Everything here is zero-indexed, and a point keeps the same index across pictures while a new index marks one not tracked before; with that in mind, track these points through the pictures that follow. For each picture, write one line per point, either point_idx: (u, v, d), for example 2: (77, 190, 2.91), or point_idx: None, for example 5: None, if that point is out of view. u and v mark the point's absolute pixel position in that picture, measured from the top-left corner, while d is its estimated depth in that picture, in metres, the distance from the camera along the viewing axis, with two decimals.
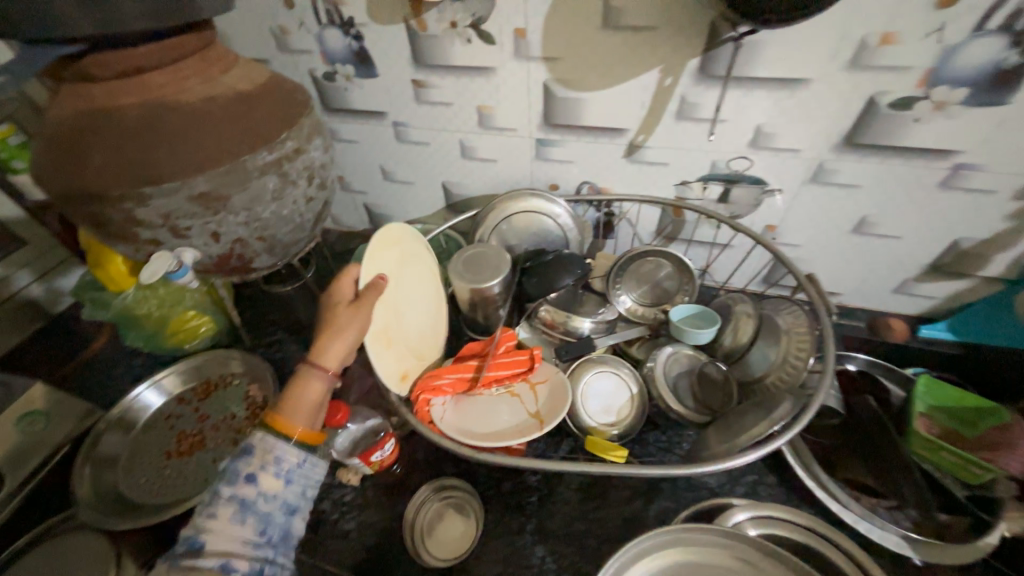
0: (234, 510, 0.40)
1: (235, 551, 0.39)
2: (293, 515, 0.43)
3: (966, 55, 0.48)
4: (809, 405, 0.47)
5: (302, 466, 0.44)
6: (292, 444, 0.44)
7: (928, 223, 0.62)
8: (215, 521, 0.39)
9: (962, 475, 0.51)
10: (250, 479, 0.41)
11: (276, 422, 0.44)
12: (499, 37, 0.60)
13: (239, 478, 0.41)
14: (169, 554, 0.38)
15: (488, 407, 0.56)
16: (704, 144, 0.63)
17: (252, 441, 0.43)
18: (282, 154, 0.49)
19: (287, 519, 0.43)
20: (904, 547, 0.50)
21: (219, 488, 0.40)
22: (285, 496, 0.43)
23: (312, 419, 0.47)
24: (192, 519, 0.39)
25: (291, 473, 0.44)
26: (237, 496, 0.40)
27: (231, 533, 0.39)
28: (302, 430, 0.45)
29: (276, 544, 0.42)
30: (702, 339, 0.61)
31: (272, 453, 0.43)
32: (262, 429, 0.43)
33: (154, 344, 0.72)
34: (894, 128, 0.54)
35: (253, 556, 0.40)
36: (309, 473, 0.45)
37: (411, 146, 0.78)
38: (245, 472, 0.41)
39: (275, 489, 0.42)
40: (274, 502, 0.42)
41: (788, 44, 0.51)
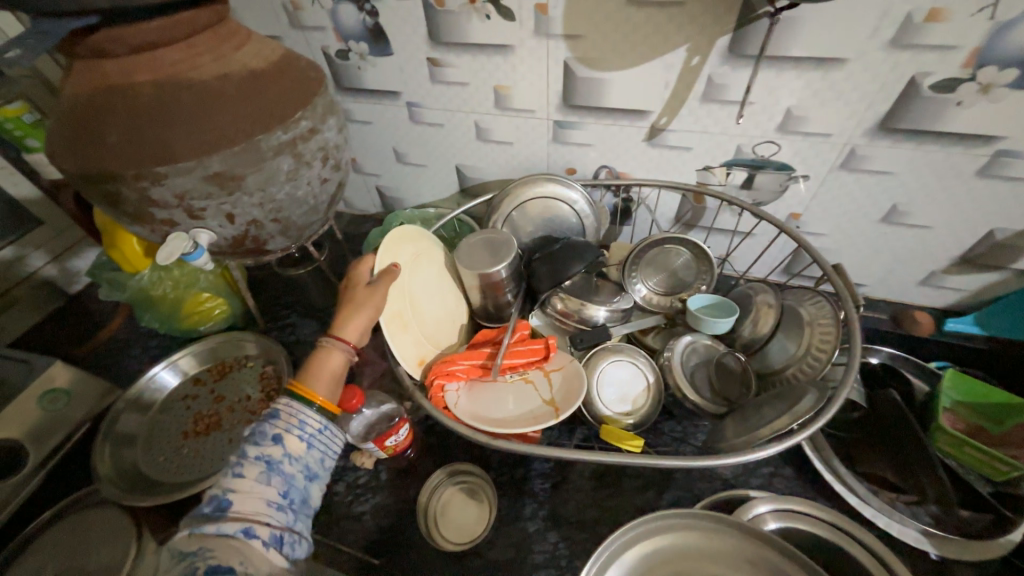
0: (259, 469, 0.38)
1: (259, 512, 0.36)
2: (314, 482, 0.41)
3: (1018, 33, 0.45)
4: (833, 400, 0.46)
5: (323, 433, 0.43)
6: (314, 409, 0.43)
7: (962, 213, 0.60)
8: (240, 482, 0.37)
9: (987, 471, 0.51)
10: (276, 440, 0.40)
11: (298, 388, 0.44)
12: (519, 13, 0.57)
13: (266, 440, 0.40)
14: (192, 516, 0.36)
15: (502, 393, 0.56)
16: (730, 128, 0.60)
17: (276, 408, 0.43)
18: (297, 135, 0.48)
19: (308, 486, 0.41)
20: (924, 542, 0.49)
21: (245, 449, 0.39)
22: (308, 461, 0.41)
23: (333, 390, 0.46)
24: (217, 481, 0.38)
25: (314, 438, 0.42)
26: (263, 456, 0.39)
27: (256, 492, 0.37)
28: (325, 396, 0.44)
29: (298, 511, 0.39)
30: (719, 329, 0.60)
31: (295, 417, 0.42)
32: (287, 395, 0.43)
33: (169, 326, 0.72)
34: (934, 112, 0.51)
35: (275, 521, 0.37)
36: (330, 442, 0.44)
37: (425, 128, 0.77)
38: (271, 433, 0.41)
39: (299, 452, 0.41)
40: (297, 465, 0.40)
41: (826, 21, 0.48)
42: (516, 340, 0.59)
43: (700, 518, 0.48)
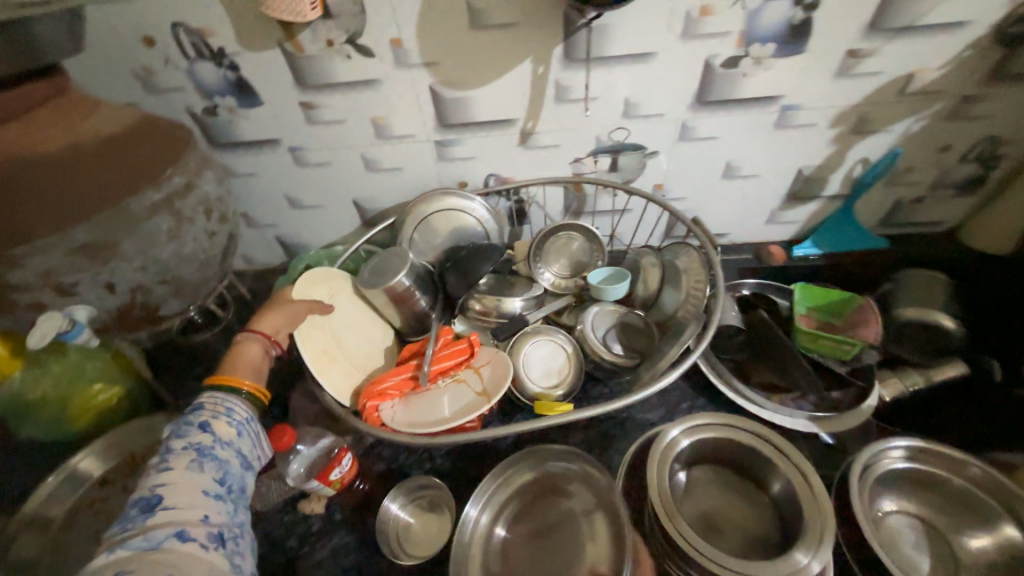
0: (190, 458, 0.41)
1: (197, 498, 0.39)
2: (246, 469, 0.45)
3: (766, 16, 0.58)
4: (709, 322, 0.55)
5: (250, 422, 0.48)
6: (241, 397, 0.48)
7: (776, 159, 0.74)
8: (172, 473, 0.40)
9: (839, 354, 0.62)
10: (203, 430, 0.44)
11: (222, 378, 0.48)
12: (377, 49, 0.62)
13: (192, 432, 0.43)
14: (122, 519, 0.37)
15: (435, 397, 0.58)
16: (585, 122, 0.70)
17: (200, 401, 0.47)
18: (170, 192, 0.48)
19: (241, 472, 0.44)
20: (812, 427, 0.59)
21: (172, 444, 0.42)
22: (239, 448, 0.45)
23: (257, 377, 0.51)
24: (144, 482, 0.39)
25: (241, 426, 0.47)
26: (192, 447, 0.42)
27: (191, 480, 0.40)
28: (251, 383, 0.49)
29: (235, 495, 0.42)
30: (619, 293, 0.68)
31: (222, 407, 0.47)
32: (210, 387, 0.47)
33: (53, 431, 0.63)
34: (731, 83, 0.64)
35: (214, 505, 0.40)
36: (256, 432, 0.48)
37: (312, 169, 0.78)
38: (198, 424, 0.44)
39: (228, 439, 0.45)
40: (230, 451, 0.44)
41: (631, 25, 0.59)
42: (442, 346, 0.62)
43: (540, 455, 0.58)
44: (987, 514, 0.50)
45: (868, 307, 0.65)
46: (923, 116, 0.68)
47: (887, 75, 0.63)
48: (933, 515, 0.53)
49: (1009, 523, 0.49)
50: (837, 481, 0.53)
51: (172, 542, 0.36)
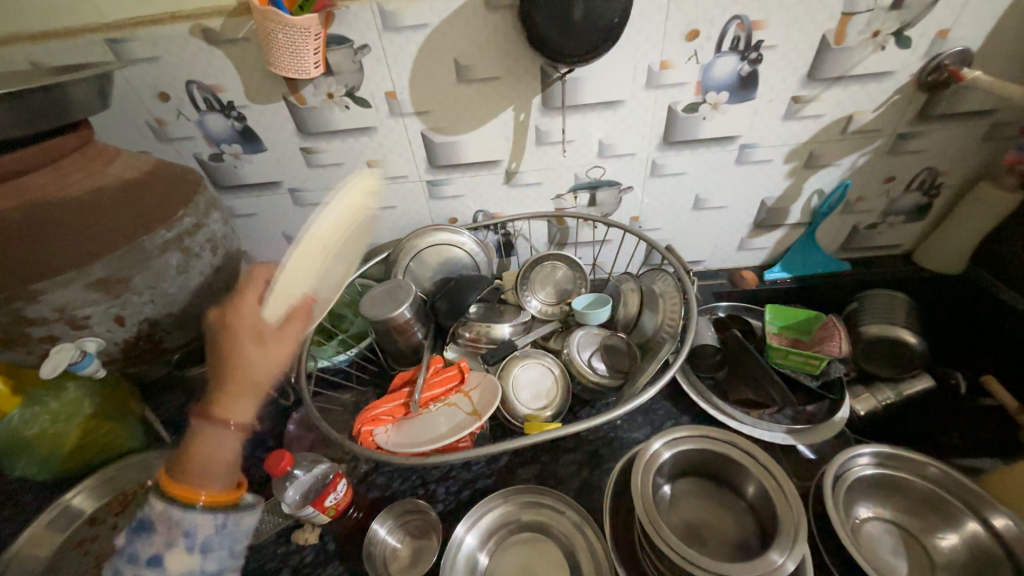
0: None
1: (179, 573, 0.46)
2: None
3: (718, 69, 0.66)
4: (686, 339, 0.59)
5: (219, 531, 0.49)
6: (198, 511, 0.48)
7: (740, 192, 0.81)
8: None
9: (809, 369, 0.66)
10: (151, 562, 0.46)
11: (184, 492, 0.48)
12: (373, 100, 0.69)
13: (146, 559, 0.46)
14: None
15: (425, 420, 0.60)
16: (564, 161, 0.76)
17: (150, 512, 0.48)
18: (180, 230, 0.52)
19: None
20: (790, 440, 0.62)
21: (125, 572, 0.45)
22: (202, 567, 0.48)
23: (218, 482, 0.51)
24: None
25: (206, 542, 0.48)
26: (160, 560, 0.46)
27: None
28: (210, 495, 0.49)
29: None
30: (601, 317, 0.72)
31: (180, 529, 0.47)
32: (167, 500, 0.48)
33: (51, 465, 0.65)
34: (692, 125, 0.72)
35: None
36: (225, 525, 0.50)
37: (311, 208, 0.83)
38: (149, 553, 0.46)
39: (185, 565, 0.47)
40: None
41: (599, 78, 0.66)
42: (432, 373, 0.65)
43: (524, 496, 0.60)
44: (953, 513, 0.53)
45: (833, 326, 0.69)
46: (866, 151, 0.76)
47: (829, 117, 0.71)
48: (908, 516, 0.56)
49: (973, 518, 0.52)
50: (813, 492, 0.55)
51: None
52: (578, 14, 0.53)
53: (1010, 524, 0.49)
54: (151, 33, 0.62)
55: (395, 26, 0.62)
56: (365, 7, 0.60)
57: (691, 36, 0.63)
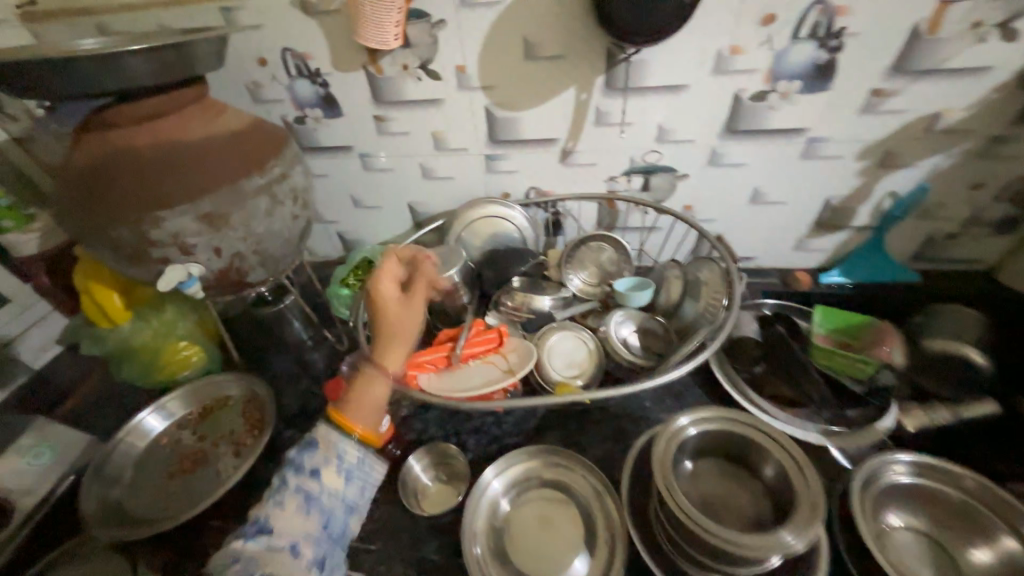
0: (302, 502, 0.52)
1: (298, 525, 0.51)
2: (351, 514, 0.55)
3: (792, 57, 0.64)
4: (723, 327, 0.60)
5: (360, 465, 0.57)
6: (352, 438, 0.57)
7: (803, 188, 0.78)
8: (283, 508, 0.51)
9: (852, 373, 0.65)
10: (313, 475, 0.54)
11: (342, 420, 0.57)
12: (444, 74, 0.73)
13: (306, 477, 0.53)
14: (241, 531, 0.50)
15: (463, 374, 0.65)
16: (621, 144, 0.77)
17: (317, 435, 0.57)
18: (271, 177, 0.60)
19: (346, 519, 0.55)
20: (823, 439, 0.61)
21: (291, 476, 0.53)
22: (347, 495, 0.55)
23: (370, 420, 0.59)
24: (263, 508, 0.52)
25: (349, 472, 0.56)
26: (301, 493, 0.52)
27: (294, 522, 0.50)
28: (362, 430, 0.57)
29: (335, 539, 0.53)
30: (641, 300, 0.74)
31: (333, 447, 0.56)
32: (327, 425, 0.57)
33: (147, 376, 0.78)
34: (758, 115, 0.70)
35: (314, 550, 0.50)
36: (365, 470, 0.57)
37: (378, 174, 0.89)
38: (311, 462, 0.54)
39: (338, 487, 0.55)
40: (336, 500, 0.54)
41: (665, 61, 0.67)
42: (474, 333, 0.70)
43: (552, 458, 0.63)
44: (989, 527, 0.53)
45: (886, 336, 0.66)
46: (953, 153, 0.70)
47: (913, 113, 0.67)
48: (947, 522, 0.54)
49: (1007, 531, 0.52)
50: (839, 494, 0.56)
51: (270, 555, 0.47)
52: None
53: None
54: (259, 3, 0.69)
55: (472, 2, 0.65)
56: None
57: (767, 20, 0.61)
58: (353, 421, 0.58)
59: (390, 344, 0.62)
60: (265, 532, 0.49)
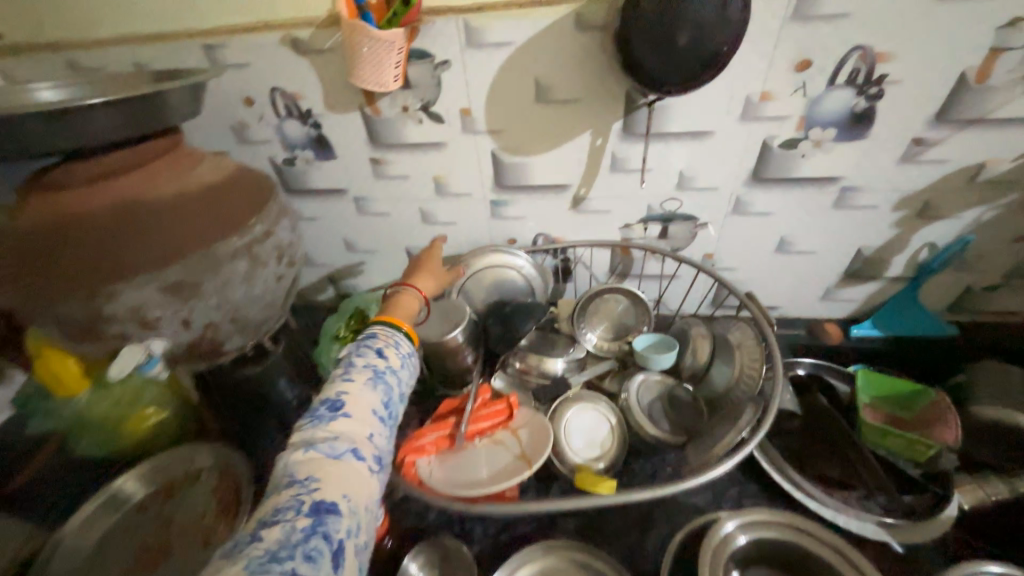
0: (367, 377, 0.47)
1: (366, 420, 0.44)
2: (403, 402, 0.49)
3: (827, 103, 0.59)
4: (768, 408, 0.52)
5: (412, 354, 0.53)
6: (404, 334, 0.54)
7: (833, 238, 0.73)
8: (351, 388, 0.45)
9: (912, 454, 0.57)
10: (377, 356, 0.49)
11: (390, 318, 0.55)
12: (447, 116, 0.67)
13: (370, 354, 0.49)
14: (309, 424, 0.43)
15: (468, 458, 0.57)
16: (638, 192, 0.71)
17: (374, 330, 0.53)
18: (251, 238, 0.52)
19: (400, 405, 0.49)
20: (882, 533, 0.53)
21: (355, 362, 0.48)
22: (401, 378, 0.50)
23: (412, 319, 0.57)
24: (331, 389, 0.46)
25: (405, 357, 0.52)
26: (368, 369, 0.47)
27: (363, 399, 0.45)
28: (408, 326, 0.55)
29: (392, 424, 0.47)
30: (665, 363, 0.67)
31: (391, 338, 0.52)
32: (380, 323, 0.54)
33: (109, 448, 0.68)
34: (788, 163, 0.65)
35: (377, 428, 0.45)
36: (413, 365, 0.53)
37: (373, 218, 0.83)
38: (375, 346, 0.50)
39: (397, 368, 0.50)
40: (396, 380, 0.49)
41: (689, 107, 0.61)
42: (480, 404, 0.62)
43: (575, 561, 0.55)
44: None
45: (944, 410, 0.59)
46: (995, 204, 0.65)
47: (955, 163, 0.62)
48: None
49: None
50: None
51: (341, 467, 0.40)
52: (683, 39, 0.49)
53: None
54: (245, 41, 0.63)
55: (479, 43, 0.60)
56: (451, 21, 0.58)
57: (801, 66, 0.56)
58: (399, 318, 0.56)
59: (418, 274, 0.67)
60: (332, 424, 0.43)
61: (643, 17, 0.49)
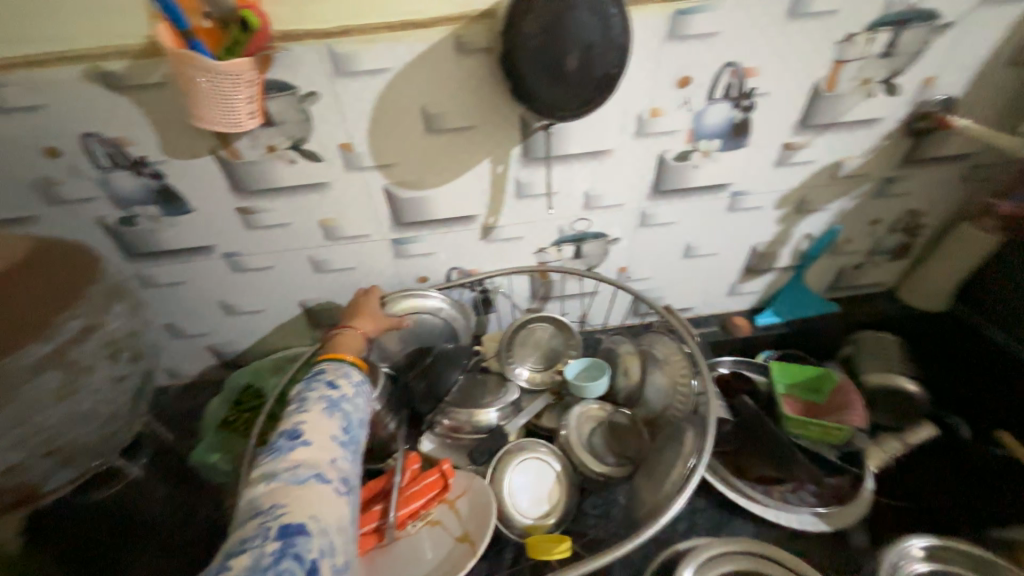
0: (324, 403, 0.42)
1: (329, 443, 0.39)
2: (366, 427, 0.45)
3: (710, 117, 0.61)
4: (708, 427, 0.51)
5: (367, 380, 0.49)
6: (354, 363, 0.49)
7: (731, 239, 0.77)
8: (308, 413, 0.41)
9: (829, 439, 0.61)
10: (332, 382, 0.45)
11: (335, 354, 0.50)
12: (325, 153, 0.58)
13: (323, 382, 0.45)
14: (266, 457, 0.37)
15: (407, 547, 0.51)
16: (548, 216, 0.69)
17: (323, 363, 0.48)
18: (62, 342, 0.43)
19: (363, 430, 0.44)
20: (817, 522, 0.56)
21: (309, 391, 0.43)
22: (361, 402, 0.46)
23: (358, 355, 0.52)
24: (287, 419, 0.41)
25: (361, 383, 0.48)
26: (325, 396, 0.43)
27: (324, 423, 0.40)
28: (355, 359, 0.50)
29: (357, 449, 0.42)
30: (600, 390, 0.64)
31: (342, 367, 0.48)
32: (327, 359, 0.49)
33: None
34: (684, 174, 0.67)
35: (344, 451, 0.40)
36: (369, 391, 0.49)
37: (253, 274, 0.70)
38: (328, 374, 0.46)
39: (355, 393, 0.46)
40: (356, 404, 0.45)
41: (585, 127, 0.59)
42: (409, 480, 0.54)
43: None
44: None
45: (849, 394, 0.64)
46: (852, 195, 0.73)
47: (819, 163, 0.68)
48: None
49: None
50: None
51: (309, 491, 0.35)
52: (571, 63, 0.46)
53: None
54: (32, 78, 0.49)
55: (349, 71, 0.52)
56: (312, 47, 0.50)
57: (682, 83, 0.57)
58: (344, 353, 0.51)
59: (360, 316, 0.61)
60: (294, 449, 0.38)
61: (527, 42, 0.46)
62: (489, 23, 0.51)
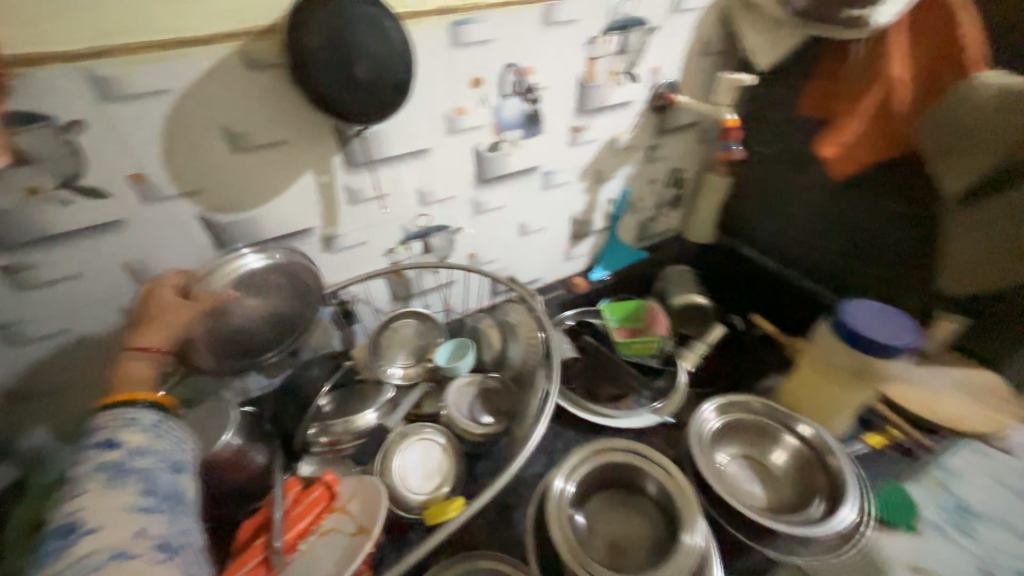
0: (103, 476, 0.37)
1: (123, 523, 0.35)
2: (179, 474, 0.41)
3: (507, 111, 0.71)
4: (554, 362, 0.61)
5: (163, 425, 0.45)
6: (141, 406, 0.45)
7: (553, 212, 0.90)
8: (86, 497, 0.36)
9: (649, 351, 0.77)
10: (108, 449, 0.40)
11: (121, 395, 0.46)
12: (111, 187, 0.52)
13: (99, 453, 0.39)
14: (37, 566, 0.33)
15: (301, 565, 0.48)
16: (386, 217, 0.72)
17: (97, 424, 0.42)
18: None
19: (174, 478, 0.41)
20: (656, 416, 0.71)
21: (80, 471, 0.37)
22: (160, 454, 0.42)
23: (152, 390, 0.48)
24: (61, 512, 0.36)
25: (155, 431, 0.43)
26: (102, 467, 0.38)
27: (109, 501, 0.36)
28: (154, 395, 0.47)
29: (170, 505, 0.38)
30: (468, 365, 0.71)
31: (121, 422, 0.43)
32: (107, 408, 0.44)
33: None
34: (500, 162, 0.76)
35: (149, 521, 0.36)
36: (172, 433, 0.45)
37: (40, 343, 0.58)
38: (104, 440, 0.40)
39: (146, 447, 0.41)
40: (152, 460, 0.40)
41: (399, 129, 0.64)
42: (292, 503, 0.54)
43: None
44: (776, 434, 0.67)
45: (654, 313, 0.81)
46: (632, 162, 0.93)
47: (601, 140, 0.85)
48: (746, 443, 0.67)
49: (789, 434, 0.66)
50: (688, 460, 0.64)
51: (109, 575, 0.32)
52: (361, 70, 0.50)
53: (814, 432, 0.65)
54: None
55: (120, 95, 0.48)
56: (64, 73, 0.45)
57: (475, 84, 0.66)
58: (130, 395, 0.46)
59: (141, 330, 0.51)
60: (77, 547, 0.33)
61: (314, 54, 0.49)
62: (274, 38, 0.52)
